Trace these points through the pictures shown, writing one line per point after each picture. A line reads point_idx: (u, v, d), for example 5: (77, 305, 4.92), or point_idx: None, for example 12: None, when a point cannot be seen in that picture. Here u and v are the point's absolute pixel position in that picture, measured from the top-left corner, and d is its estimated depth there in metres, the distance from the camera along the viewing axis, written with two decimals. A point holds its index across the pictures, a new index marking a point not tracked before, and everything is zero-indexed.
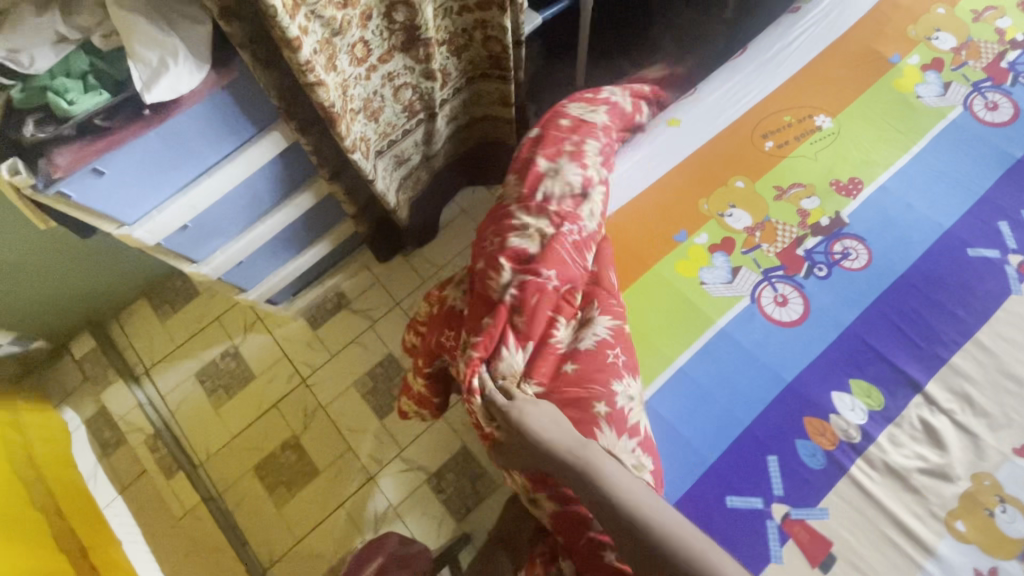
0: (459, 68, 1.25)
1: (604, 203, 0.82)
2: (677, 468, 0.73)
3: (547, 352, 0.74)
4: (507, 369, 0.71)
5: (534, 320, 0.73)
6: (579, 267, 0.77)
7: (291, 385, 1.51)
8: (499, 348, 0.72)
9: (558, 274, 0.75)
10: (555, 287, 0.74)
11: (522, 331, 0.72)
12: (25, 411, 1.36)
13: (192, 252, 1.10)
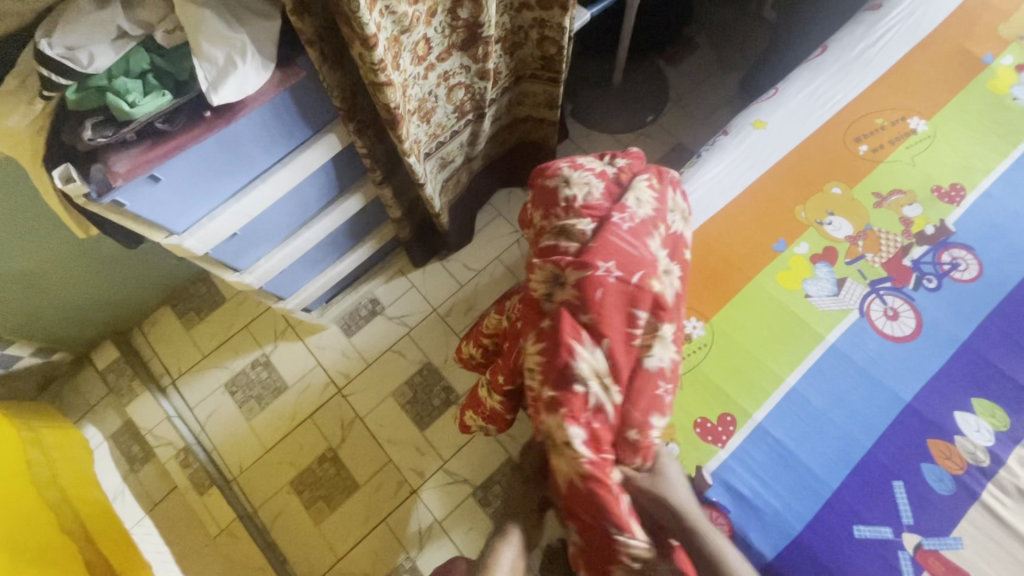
0: (510, 67, 1.20)
1: (652, 188, 0.70)
2: (796, 493, 0.63)
3: (626, 356, 0.64)
4: (586, 370, 0.61)
5: (604, 316, 0.62)
6: (648, 254, 0.66)
7: (326, 395, 1.46)
8: (573, 347, 0.61)
9: (618, 263, 0.64)
10: (617, 279, 0.63)
11: (594, 329, 0.62)
12: (49, 428, 1.29)
13: (236, 261, 1.03)
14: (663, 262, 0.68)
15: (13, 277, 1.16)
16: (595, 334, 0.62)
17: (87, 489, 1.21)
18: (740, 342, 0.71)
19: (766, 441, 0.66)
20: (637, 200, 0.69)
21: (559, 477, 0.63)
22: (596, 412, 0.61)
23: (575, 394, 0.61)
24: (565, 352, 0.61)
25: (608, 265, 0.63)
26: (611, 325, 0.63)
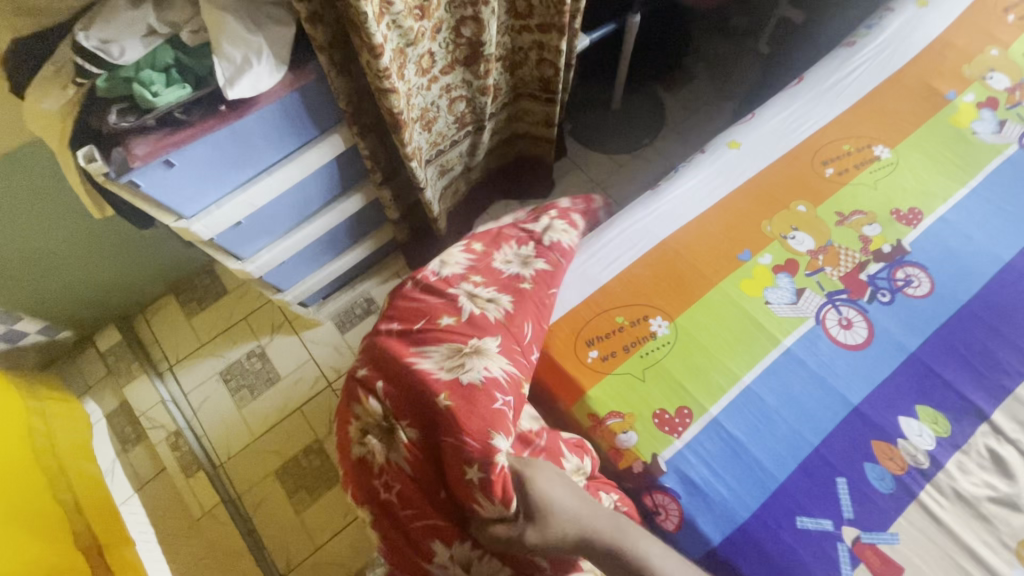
0: (510, 84, 1.27)
1: (464, 254, 0.80)
2: (745, 484, 0.67)
3: (422, 386, 0.66)
4: (374, 416, 0.66)
5: (393, 361, 0.68)
6: (442, 298, 0.73)
7: (316, 388, 1.50)
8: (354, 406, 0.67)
9: (404, 318, 0.73)
10: (398, 331, 0.71)
11: (385, 373, 0.67)
12: (53, 399, 1.34)
13: (238, 249, 1.09)
14: (480, 293, 0.74)
15: (29, 255, 1.23)
16: (370, 388, 0.67)
17: (81, 462, 1.26)
18: (703, 343, 0.75)
19: (720, 435, 0.70)
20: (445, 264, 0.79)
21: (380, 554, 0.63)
22: (388, 467, 0.63)
23: (360, 460, 0.65)
24: (351, 413, 0.67)
25: (393, 323, 0.72)
26: (400, 377, 0.67)
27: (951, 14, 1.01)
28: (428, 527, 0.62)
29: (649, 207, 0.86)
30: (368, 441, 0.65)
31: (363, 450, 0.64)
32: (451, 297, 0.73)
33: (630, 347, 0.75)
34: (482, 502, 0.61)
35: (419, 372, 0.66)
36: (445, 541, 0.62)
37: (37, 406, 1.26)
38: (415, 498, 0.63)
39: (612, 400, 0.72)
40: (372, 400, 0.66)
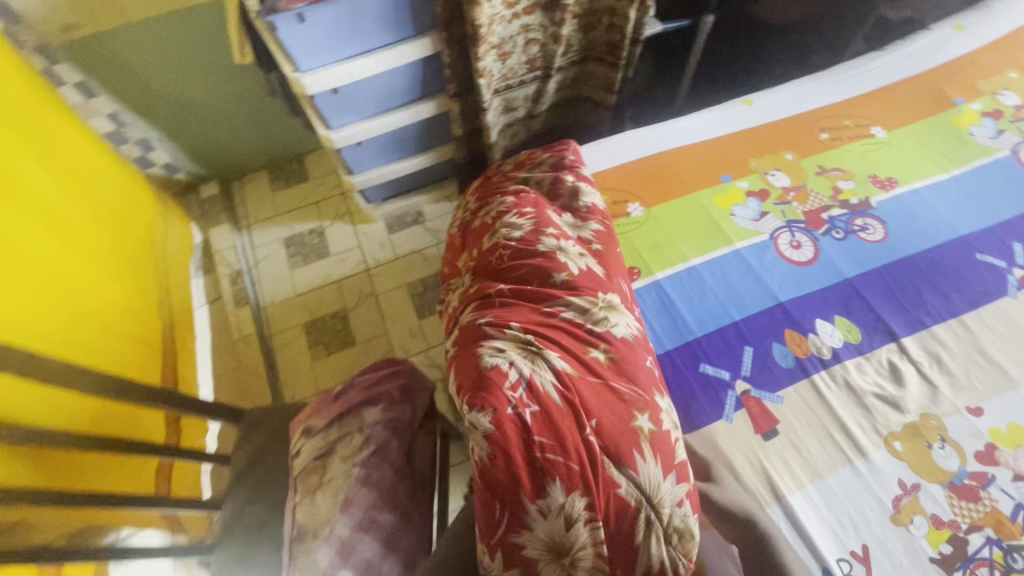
0: (581, 44, 1.48)
1: (533, 219, 0.82)
2: (666, 331, 0.81)
3: (559, 335, 0.70)
4: (506, 342, 0.68)
5: (515, 310, 0.72)
6: (542, 250, 0.78)
7: (356, 270, 1.74)
8: (482, 338, 0.69)
9: (509, 287, 0.76)
10: (502, 291, 0.75)
11: (515, 318, 0.71)
12: (173, 207, 1.65)
13: (329, 116, 1.36)
14: (572, 251, 0.80)
15: (179, 99, 1.55)
16: (503, 324, 0.70)
17: (179, 267, 1.57)
18: (667, 231, 0.90)
19: (659, 295, 0.84)
20: (511, 226, 0.81)
21: (492, 464, 0.59)
22: (528, 386, 0.63)
23: (493, 371, 0.64)
24: (476, 344, 0.69)
25: (498, 286, 0.76)
26: (543, 324, 0.71)
27: (984, 40, 1.12)
28: (561, 462, 0.59)
29: (657, 130, 1.02)
30: (505, 357, 0.66)
31: (500, 361, 0.65)
32: (551, 248, 0.79)
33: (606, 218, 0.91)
34: (644, 456, 0.62)
35: (561, 324, 0.72)
36: (568, 487, 0.59)
37: (165, 220, 1.56)
38: (554, 428, 0.61)
39: None
40: (505, 331, 0.69)
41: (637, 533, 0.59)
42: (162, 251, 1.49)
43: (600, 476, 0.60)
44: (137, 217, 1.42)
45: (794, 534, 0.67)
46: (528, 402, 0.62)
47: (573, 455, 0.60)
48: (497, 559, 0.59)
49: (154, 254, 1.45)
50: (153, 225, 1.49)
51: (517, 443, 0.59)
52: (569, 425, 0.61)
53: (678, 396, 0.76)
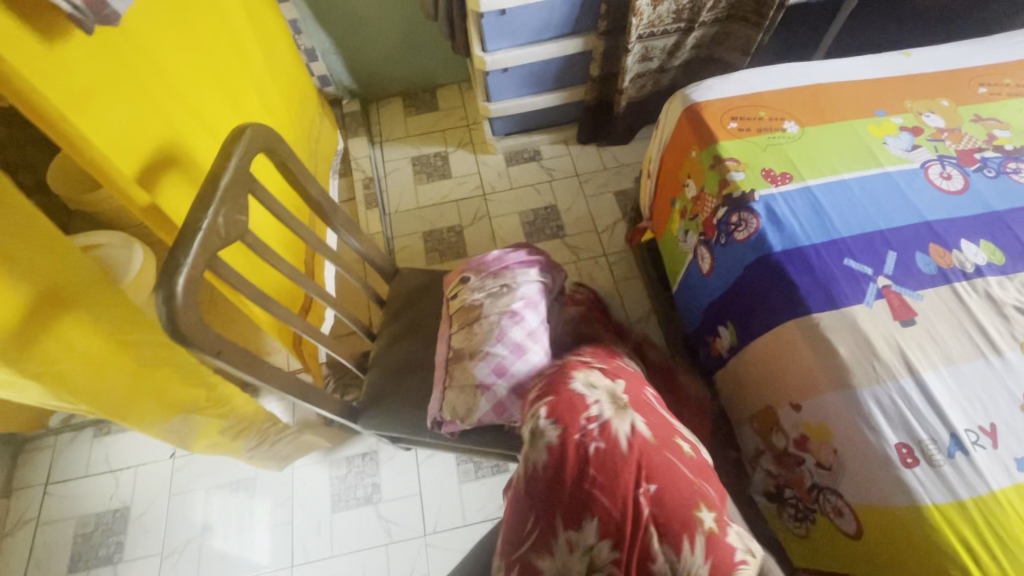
0: (729, 1, 1.55)
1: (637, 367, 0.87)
2: (814, 228, 0.88)
3: (659, 415, 0.68)
4: (596, 386, 0.69)
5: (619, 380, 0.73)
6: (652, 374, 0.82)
7: (473, 193, 1.89)
8: (578, 376, 0.71)
9: (620, 367, 0.79)
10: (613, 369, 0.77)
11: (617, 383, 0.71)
12: (330, 122, 1.92)
13: (489, 37, 1.50)
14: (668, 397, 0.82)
15: (350, 14, 1.74)
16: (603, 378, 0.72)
17: (325, 164, 1.81)
18: (820, 149, 0.97)
19: (809, 200, 0.91)
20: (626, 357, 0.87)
21: (541, 468, 0.60)
22: (604, 424, 0.62)
23: (578, 399, 0.65)
24: (571, 377, 0.72)
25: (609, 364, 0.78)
26: (640, 398, 0.70)
27: None
28: (605, 504, 0.56)
29: (816, 67, 1.09)
30: (594, 396, 0.67)
31: (587, 393, 0.67)
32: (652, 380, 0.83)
33: (762, 130, 1.00)
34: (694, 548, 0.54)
35: (661, 412, 0.70)
36: (602, 527, 0.55)
37: (318, 116, 1.84)
38: (613, 471, 0.58)
39: (735, 151, 0.97)
40: (603, 382, 0.71)
41: None
42: (315, 146, 1.73)
43: (638, 547, 0.54)
44: (299, 101, 1.65)
45: (925, 402, 0.73)
46: (595, 440, 0.60)
47: (619, 496, 0.57)
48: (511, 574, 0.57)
49: (309, 141, 1.69)
50: (311, 122, 1.74)
51: (572, 461, 0.59)
52: (626, 473, 0.58)
53: (822, 281, 0.84)
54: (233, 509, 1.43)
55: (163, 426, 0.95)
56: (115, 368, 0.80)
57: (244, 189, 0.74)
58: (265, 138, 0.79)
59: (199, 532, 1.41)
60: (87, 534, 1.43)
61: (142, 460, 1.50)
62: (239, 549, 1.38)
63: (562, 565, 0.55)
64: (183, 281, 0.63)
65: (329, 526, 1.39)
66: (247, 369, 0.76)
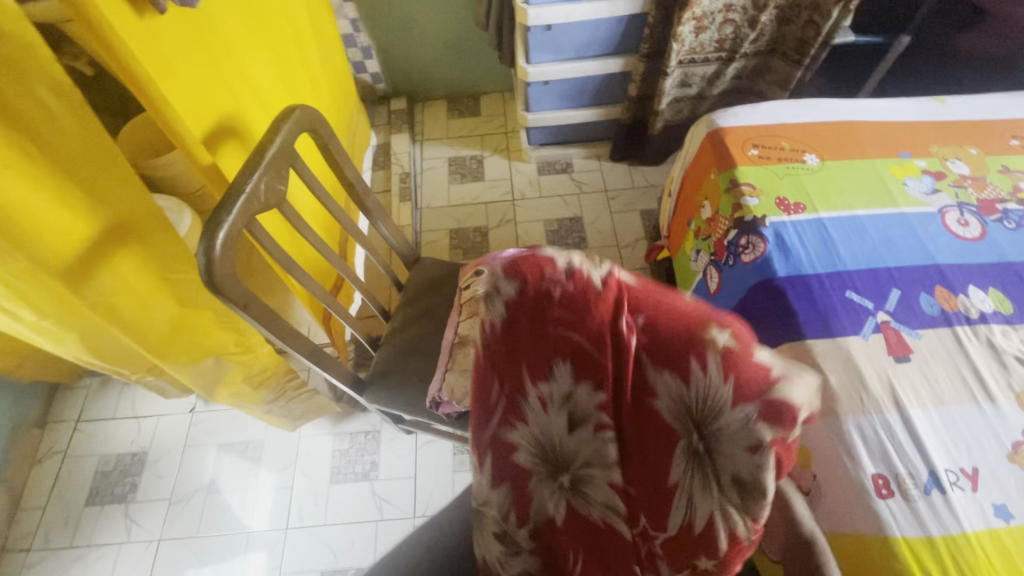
0: (772, 35, 1.58)
1: None
2: (820, 258, 0.90)
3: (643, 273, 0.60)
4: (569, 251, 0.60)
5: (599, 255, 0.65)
6: None
7: (503, 198, 1.95)
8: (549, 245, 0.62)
9: None
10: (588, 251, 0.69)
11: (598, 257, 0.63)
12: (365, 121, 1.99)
13: (534, 49, 1.57)
14: None
15: (406, 18, 1.85)
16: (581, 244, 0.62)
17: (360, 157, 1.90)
18: (837, 183, 0.99)
19: (820, 230, 0.93)
20: None
21: (492, 332, 0.57)
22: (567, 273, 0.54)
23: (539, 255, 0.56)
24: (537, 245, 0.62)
25: None
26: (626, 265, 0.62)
27: None
28: (584, 350, 0.53)
29: (845, 105, 1.11)
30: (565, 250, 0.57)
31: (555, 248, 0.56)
32: None
33: (782, 160, 1.02)
34: (700, 369, 0.48)
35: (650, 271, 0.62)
36: (581, 377, 0.54)
37: (361, 112, 1.94)
38: (587, 311, 0.52)
39: (752, 178, 1.00)
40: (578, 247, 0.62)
41: (673, 461, 0.50)
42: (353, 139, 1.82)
43: (635, 379, 0.52)
44: (344, 90, 1.76)
45: (908, 437, 0.74)
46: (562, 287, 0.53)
47: (602, 342, 0.52)
48: (487, 464, 0.60)
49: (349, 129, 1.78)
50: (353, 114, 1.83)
51: (530, 309, 0.55)
52: (603, 311, 0.52)
53: (821, 308, 0.85)
54: (238, 469, 1.50)
55: (194, 368, 1.06)
56: (164, 303, 0.93)
57: (287, 162, 0.82)
58: (312, 120, 0.87)
59: (206, 485, 1.48)
60: (108, 472, 1.51)
61: (164, 412, 1.59)
62: (240, 508, 1.44)
63: (540, 430, 0.56)
64: (222, 236, 0.71)
65: (326, 495, 1.45)
66: (268, 326, 0.82)
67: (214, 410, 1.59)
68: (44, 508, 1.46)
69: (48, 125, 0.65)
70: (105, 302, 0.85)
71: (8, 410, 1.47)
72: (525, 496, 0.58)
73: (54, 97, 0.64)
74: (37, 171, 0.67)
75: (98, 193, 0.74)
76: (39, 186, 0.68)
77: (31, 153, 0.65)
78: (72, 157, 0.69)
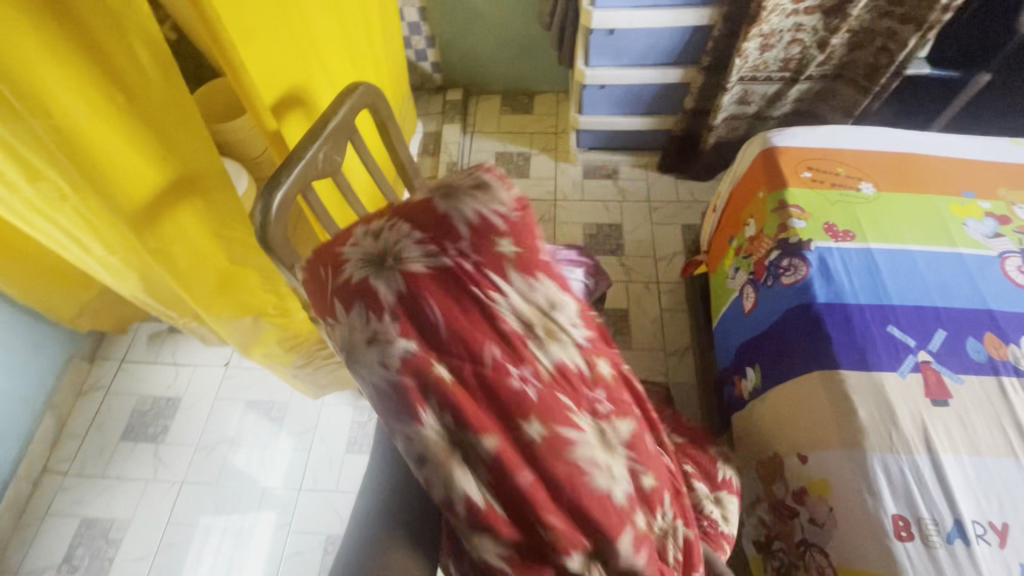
0: (841, 60, 1.53)
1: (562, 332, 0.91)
2: (864, 290, 0.88)
3: None
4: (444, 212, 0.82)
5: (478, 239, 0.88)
6: None
7: (545, 197, 1.96)
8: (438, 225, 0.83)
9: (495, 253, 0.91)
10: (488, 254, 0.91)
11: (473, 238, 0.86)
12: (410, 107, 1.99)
13: (595, 52, 1.57)
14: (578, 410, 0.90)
15: (471, 11, 1.89)
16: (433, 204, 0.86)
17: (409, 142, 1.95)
18: (892, 215, 0.96)
19: (868, 261, 0.91)
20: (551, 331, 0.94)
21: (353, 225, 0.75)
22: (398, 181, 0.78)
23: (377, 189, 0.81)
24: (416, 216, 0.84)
25: None
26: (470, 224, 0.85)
27: None
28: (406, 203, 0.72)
29: (910, 137, 1.07)
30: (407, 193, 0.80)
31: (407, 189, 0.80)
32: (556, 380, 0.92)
33: (836, 186, 1.00)
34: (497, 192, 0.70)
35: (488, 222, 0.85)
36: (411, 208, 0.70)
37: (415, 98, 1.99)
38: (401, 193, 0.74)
39: (802, 200, 0.98)
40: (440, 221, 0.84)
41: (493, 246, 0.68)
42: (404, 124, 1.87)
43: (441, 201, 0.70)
44: (403, 76, 1.82)
45: (935, 482, 0.72)
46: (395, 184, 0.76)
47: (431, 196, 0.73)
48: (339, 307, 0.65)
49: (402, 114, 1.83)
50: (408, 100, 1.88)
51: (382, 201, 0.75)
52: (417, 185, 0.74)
53: (859, 340, 0.83)
54: (261, 425, 1.57)
55: (235, 323, 1.11)
56: (216, 257, 0.99)
57: (346, 135, 0.86)
58: (373, 98, 0.90)
59: (230, 437, 1.55)
60: (144, 411, 1.60)
61: (201, 362, 1.68)
62: (260, 463, 1.51)
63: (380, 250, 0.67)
64: (279, 198, 0.75)
65: (341, 463, 1.50)
66: (309, 290, 0.86)
67: (246, 367, 1.66)
68: (83, 437, 1.56)
69: (136, 75, 0.70)
70: (164, 250, 0.90)
71: (63, 342, 1.58)
72: (374, 315, 0.63)
73: (143, 51, 0.69)
74: (119, 116, 0.73)
75: (171, 146, 0.80)
76: (122, 128, 0.74)
77: (116, 98, 0.72)
78: (154, 111, 0.75)
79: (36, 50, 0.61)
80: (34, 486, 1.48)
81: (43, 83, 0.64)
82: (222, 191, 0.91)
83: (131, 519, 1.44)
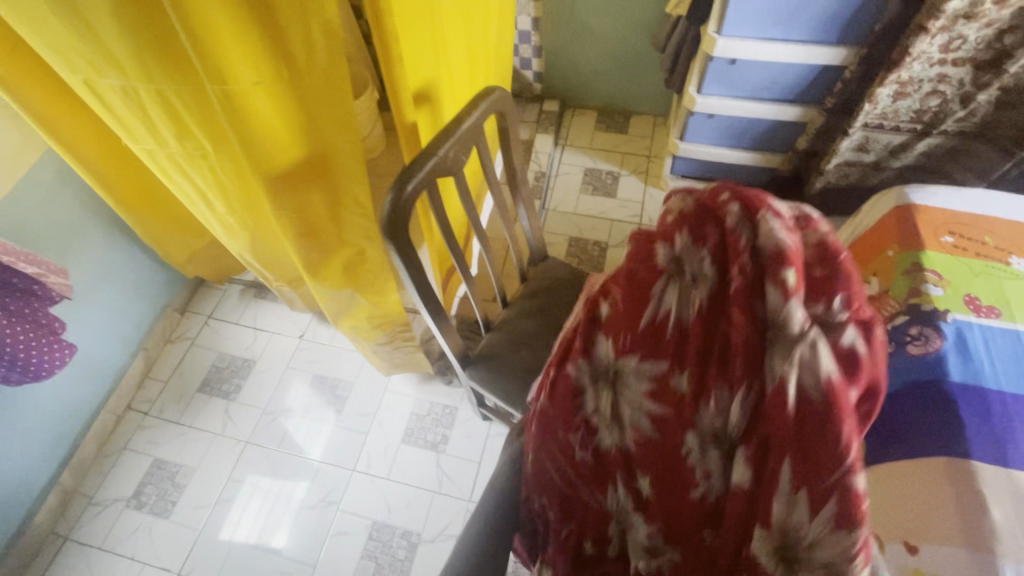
0: (984, 118, 1.41)
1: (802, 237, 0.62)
2: (1009, 376, 0.79)
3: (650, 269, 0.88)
4: None
5: None
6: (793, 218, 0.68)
7: (630, 219, 1.93)
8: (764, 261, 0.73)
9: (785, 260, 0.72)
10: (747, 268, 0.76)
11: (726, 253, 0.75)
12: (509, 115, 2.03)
13: (710, 80, 1.53)
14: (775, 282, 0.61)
15: (584, 25, 1.89)
16: None
17: None
18: None
19: (1014, 344, 0.82)
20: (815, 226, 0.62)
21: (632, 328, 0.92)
22: None
23: None
24: None
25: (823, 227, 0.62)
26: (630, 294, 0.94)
27: None
28: None
29: None
30: None
31: None
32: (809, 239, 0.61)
33: (980, 255, 0.91)
34: None
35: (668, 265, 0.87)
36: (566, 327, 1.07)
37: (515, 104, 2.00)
38: None
39: (940, 266, 0.90)
40: None
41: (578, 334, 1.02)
42: None
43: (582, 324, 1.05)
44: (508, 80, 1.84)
45: None
46: None
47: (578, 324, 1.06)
48: None
49: None
50: None
51: None
52: None
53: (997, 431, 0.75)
54: (325, 401, 1.61)
55: (335, 293, 1.16)
56: (332, 238, 1.06)
57: (473, 138, 0.87)
58: (503, 104, 0.91)
59: (294, 408, 1.60)
60: (220, 368, 1.68)
61: (278, 330, 1.75)
62: (319, 437, 1.55)
63: None
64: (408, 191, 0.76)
65: (395, 452, 1.51)
66: (414, 282, 0.88)
67: (319, 342, 1.72)
68: (165, 382, 1.65)
69: (301, 51, 0.76)
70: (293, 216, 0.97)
71: (162, 291, 1.69)
72: None
73: (320, 37, 0.75)
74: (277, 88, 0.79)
75: (314, 127, 0.87)
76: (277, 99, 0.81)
77: (280, 74, 0.78)
78: (309, 78, 0.80)
79: (222, 22, 0.68)
80: (117, 421, 1.58)
81: (224, 50, 0.71)
82: (354, 172, 0.96)
83: (196, 469, 1.51)
